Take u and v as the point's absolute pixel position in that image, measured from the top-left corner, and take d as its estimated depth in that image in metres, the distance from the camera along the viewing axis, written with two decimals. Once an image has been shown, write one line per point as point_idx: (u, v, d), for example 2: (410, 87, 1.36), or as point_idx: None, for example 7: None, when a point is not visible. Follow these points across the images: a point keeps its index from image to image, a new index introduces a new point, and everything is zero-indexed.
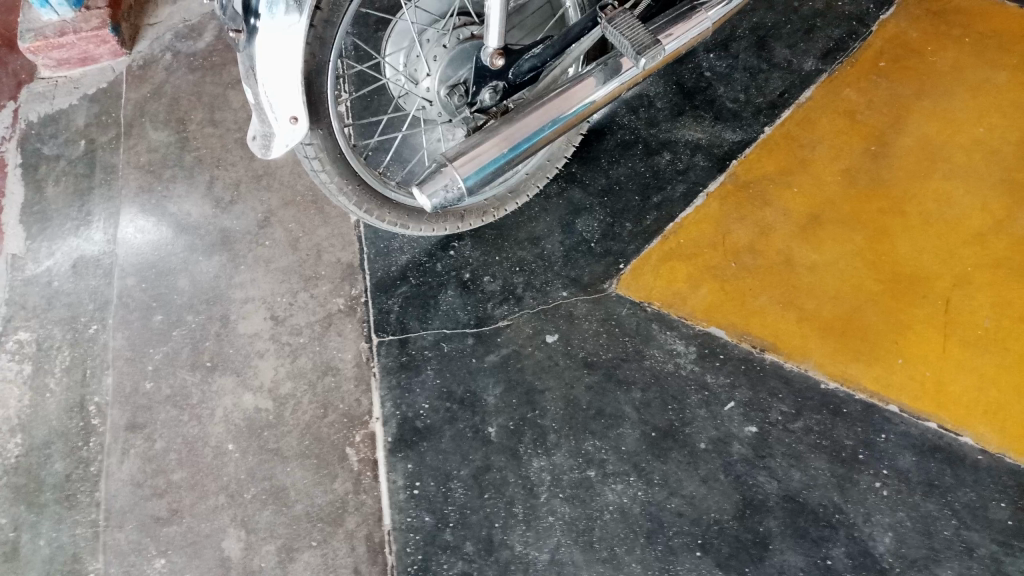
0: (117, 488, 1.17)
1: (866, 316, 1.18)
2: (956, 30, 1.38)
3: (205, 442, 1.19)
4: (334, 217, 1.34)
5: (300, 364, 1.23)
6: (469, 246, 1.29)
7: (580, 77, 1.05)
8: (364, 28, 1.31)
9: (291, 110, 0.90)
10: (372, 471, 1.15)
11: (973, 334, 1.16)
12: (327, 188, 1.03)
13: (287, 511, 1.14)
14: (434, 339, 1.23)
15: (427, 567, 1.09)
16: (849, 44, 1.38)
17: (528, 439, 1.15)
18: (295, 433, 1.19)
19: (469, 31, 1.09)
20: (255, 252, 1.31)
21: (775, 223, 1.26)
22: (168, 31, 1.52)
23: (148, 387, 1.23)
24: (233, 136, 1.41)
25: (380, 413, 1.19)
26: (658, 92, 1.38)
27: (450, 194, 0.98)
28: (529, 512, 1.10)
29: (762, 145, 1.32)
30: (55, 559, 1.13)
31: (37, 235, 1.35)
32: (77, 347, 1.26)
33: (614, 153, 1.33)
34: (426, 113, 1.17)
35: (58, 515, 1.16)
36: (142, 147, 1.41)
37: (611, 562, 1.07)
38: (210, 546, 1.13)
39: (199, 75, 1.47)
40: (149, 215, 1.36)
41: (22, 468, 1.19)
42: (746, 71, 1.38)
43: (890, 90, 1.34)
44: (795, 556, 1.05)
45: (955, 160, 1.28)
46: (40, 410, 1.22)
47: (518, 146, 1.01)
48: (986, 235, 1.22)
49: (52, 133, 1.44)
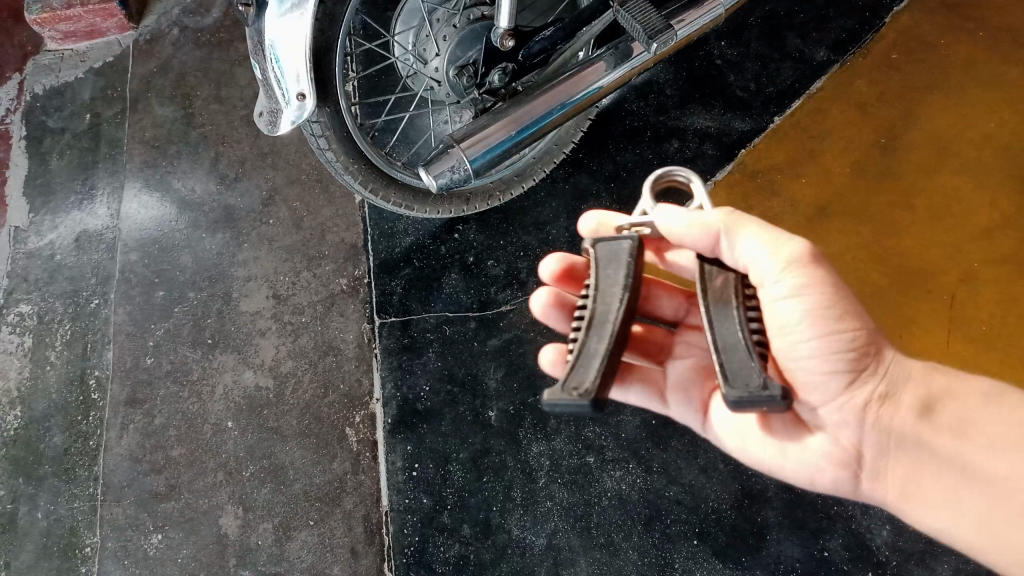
0: (116, 462, 1.17)
1: (871, 308, 1.17)
2: (970, 24, 1.37)
3: (205, 419, 1.19)
4: (338, 197, 1.33)
5: (301, 344, 1.23)
6: (473, 229, 1.28)
7: (590, 61, 1.04)
8: (373, 7, 1.30)
9: (298, 85, 0.87)
10: (371, 452, 1.15)
11: (977, 330, 1.15)
12: (332, 166, 1.02)
13: (286, 489, 1.14)
14: (436, 322, 1.22)
15: (425, 549, 1.09)
16: (861, 36, 1.37)
17: (528, 424, 1.15)
18: (295, 412, 1.19)
19: (480, 12, 1.08)
20: (259, 230, 1.31)
21: (782, 214, 1.25)
22: (176, 6, 1.50)
23: (149, 363, 1.23)
24: (238, 113, 1.40)
25: (381, 394, 1.19)
26: (667, 79, 1.36)
27: (456, 175, 0.99)
28: (528, 496, 1.10)
29: (770, 136, 1.31)
30: (53, 532, 1.14)
31: (41, 208, 1.35)
32: (79, 321, 1.26)
33: (622, 140, 1.32)
34: (434, 94, 1.18)
35: (57, 488, 1.16)
36: (147, 122, 1.40)
37: (609, 548, 1.07)
38: (208, 522, 1.13)
39: (206, 51, 1.46)
40: (153, 190, 1.35)
41: (22, 440, 1.19)
42: (757, 60, 1.37)
43: (900, 83, 1.33)
44: (792, 547, 1.05)
45: (964, 156, 1.27)
46: (41, 382, 1.22)
47: (526, 128, 1.01)
48: (994, 231, 1.21)
49: (57, 106, 1.43)
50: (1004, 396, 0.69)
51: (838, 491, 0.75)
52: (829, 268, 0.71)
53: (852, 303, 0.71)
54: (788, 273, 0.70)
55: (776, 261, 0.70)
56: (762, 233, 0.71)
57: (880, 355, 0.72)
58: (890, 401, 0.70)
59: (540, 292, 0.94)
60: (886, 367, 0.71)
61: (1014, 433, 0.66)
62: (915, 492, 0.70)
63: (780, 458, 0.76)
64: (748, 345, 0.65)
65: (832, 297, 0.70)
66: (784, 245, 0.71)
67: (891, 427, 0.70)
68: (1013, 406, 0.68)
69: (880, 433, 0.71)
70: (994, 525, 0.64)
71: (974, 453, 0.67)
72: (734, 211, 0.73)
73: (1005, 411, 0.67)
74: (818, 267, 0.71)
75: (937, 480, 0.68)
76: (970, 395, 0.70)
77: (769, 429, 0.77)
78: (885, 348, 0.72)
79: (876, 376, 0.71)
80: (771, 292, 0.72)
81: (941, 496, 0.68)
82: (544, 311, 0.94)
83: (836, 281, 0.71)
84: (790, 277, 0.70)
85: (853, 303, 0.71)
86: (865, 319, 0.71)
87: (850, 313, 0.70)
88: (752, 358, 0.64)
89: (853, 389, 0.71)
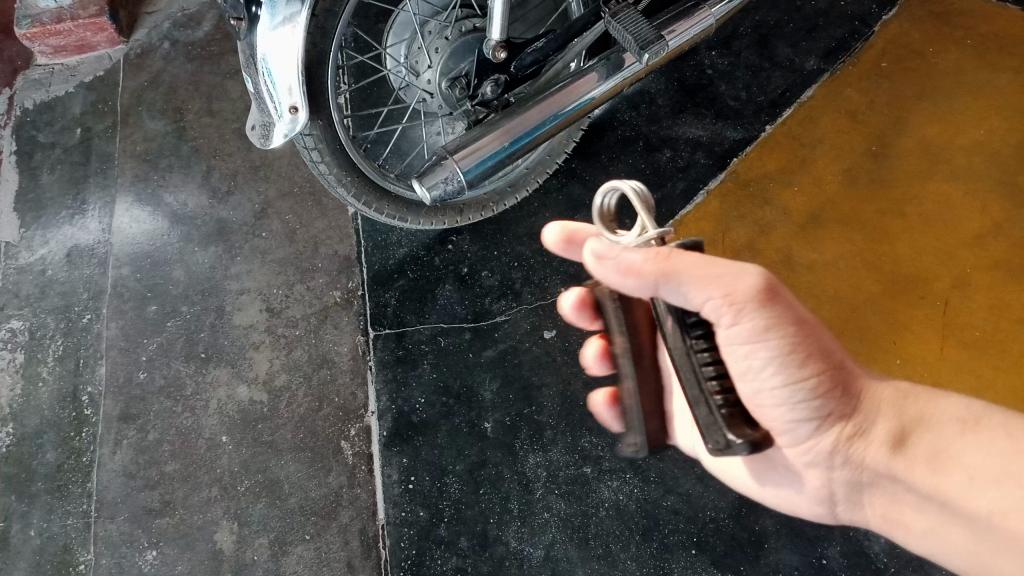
0: (109, 479, 1.16)
1: (864, 316, 1.17)
2: (958, 32, 1.39)
3: (198, 434, 1.18)
4: (331, 209, 1.33)
5: (295, 357, 1.22)
6: (466, 240, 1.28)
7: (581, 72, 1.04)
8: (365, 20, 1.30)
9: (291, 98, 0.88)
10: (366, 465, 1.15)
11: (971, 336, 1.15)
12: (326, 179, 1.02)
13: (281, 504, 1.13)
14: (431, 334, 1.22)
15: (421, 562, 1.09)
16: (851, 44, 1.38)
17: (524, 435, 1.14)
18: (290, 426, 1.18)
19: (472, 24, 1.08)
20: (252, 243, 1.30)
21: (775, 222, 1.25)
22: (167, 20, 1.51)
23: (142, 378, 1.22)
24: (230, 126, 1.40)
25: (376, 407, 1.18)
26: (659, 89, 1.37)
27: (450, 187, 0.99)
28: (525, 507, 1.10)
29: (762, 145, 1.31)
30: (46, 550, 1.12)
31: (32, 223, 1.34)
32: (71, 336, 1.25)
33: (614, 150, 1.32)
34: (427, 106, 1.17)
35: (50, 506, 1.15)
36: (138, 136, 1.40)
37: (607, 559, 1.07)
38: (203, 538, 1.12)
39: (197, 64, 1.46)
40: (145, 204, 1.35)
41: (13, 457, 1.18)
42: (748, 70, 1.38)
43: (891, 90, 1.34)
44: (790, 555, 1.05)
45: (956, 162, 1.28)
46: (33, 399, 1.21)
47: (519, 139, 1.01)
48: (984, 238, 1.22)
49: (47, 121, 1.42)
50: (980, 421, 0.67)
51: (822, 519, 0.80)
52: (785, 305, 0.67)
53: (809, 343, 0.69)
54: (745, 318, 0.66)
55: (727, 308, 0.65)
56: (702, 268, 0.64)
57: (848, 392, 0.71)
58: (861, 438, 0.70)
59: (588, 343, 0.95)
60: (855, 404, 0.71)
61: (991, 465, 0.64)
62: (897, 519, 0.72)
63: (761, 488, 0.84)
64: (705, 401, 0.63)
65: (789, 342, 0.68)
66: (728, 285, 0.65)
67: (865, 463, 0.71)
68: (989, 432, 0.66)
69: (855, 468, 0.72)
70: (981, 556, 0.65)
71: (953, 488, 0.65)
72: (666, 250, 0.65)
73: (980, 440, 0.65)
74: (776, 310, 0.67)
75: (919, 511, 0.70)
76: (946, 425, 0.68)
77: (750, 465, 0.85)
78: (851, 384, 0.72)
79: (850, 415, 0.71)
80: (728, 335, 0.67)
81: (925, 526, 0.69)
82: (594, 361, 0.95)
83: (795, 319, 0.68)
84: (749, 326, 0.66)
85: (812, 341, 0.69)
86: (825, 357, 0.70)
87: (813, 354, 0.68)
88: (711, 412, 0.63)
89: (823, 431, 0.72)
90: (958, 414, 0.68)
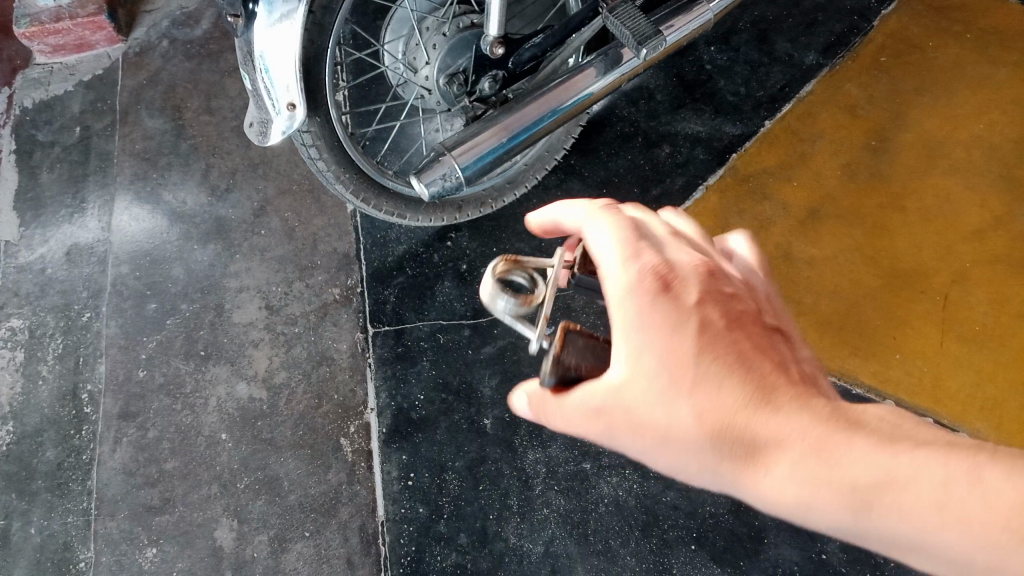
0: (109, 477, 1.16)
1: (864, 311, 1.17)
2: (957, 26, 1.39)
3: (198, 431, 1.18)
4: (330, 206, 1.34)
5: (294, 354, 1.22)
6: (466, 237, 1.28)
7: (579, 68, 1.04)
8: (363, 18, 1.30)
9: (288, 95, 0.88)
10: (366, 462, 1.15)
11: (971, 330, 1.15)
12: (324, 176, 1.02)
13: (280, 501, 1.13)
14: (430, 331, 1.22)
15: (421, 559, 1.09)
16: (850, 39, 1.38)
17: (524, 431, 1.15)
18: (290, 423, 1.18)
19: (469, 20, 1.08)
20: (251, 241, 1.31)
21: (774, 218, 1.25)
22: (165, 18, 1.51)
23: (141, 376, 1.22)
24: (229, 124, 1.41)
25: (375, 404, 1.18)
26: (657, 84, 1.37)
27: (448, 183, 0.98)
28: (524, 504, 1.10)
29: (761, 140, 1.31)
30: (47, 548, 1.12)
31: (30, 222, 1.34)
32: (70, 334, 1.25)
33: (613, 146, 1.32)
34: (424, 102, 1.17)
35: (50, 504, 1.15)
36: (137, 134, 1.40)
37: (606, 555, 1.07)
38: (203, 535, 1.12)
39: (196, 63, 1.46)
40: (143, 203, 1.35)
41: (13, 455, 1.18)
42: (747, 65, 1.37)
43: (890, 85, 1.34)
44: (790, 551, 1.05)
45: (955, 156, 1.28)
46: (32, 397, 1.21)
47: (517, 135, 1.00)
48: (983, 232, 1.22)
49: (46, 119, 1.42)
50: (874, 495, 0.47)
51: None
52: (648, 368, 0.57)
53: (664, 445, 0.54)
54: None
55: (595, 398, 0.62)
56: (568, 416, 0.58)
57: None
58: None
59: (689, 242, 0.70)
60: None
61: (903, 544, 0.46)
62: None
63: None
64: None
65: (647, 452, 0.56)
66: (588, 426, 0.57)
67: None
68: (884, 510, 0.46)
69: None
70: None
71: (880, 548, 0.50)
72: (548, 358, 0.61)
73: (883, 521, 0.46)
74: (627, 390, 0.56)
75: None
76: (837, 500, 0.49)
77: None
78: (732, 486, 0.53)
79: None
80: None
81: None
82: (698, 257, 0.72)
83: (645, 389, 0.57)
84: None
85: (662, 447, 0.54)
86: (685, 461, 0.54)
87: None
88: None
89: None
90: (858, 484, 0.47)
